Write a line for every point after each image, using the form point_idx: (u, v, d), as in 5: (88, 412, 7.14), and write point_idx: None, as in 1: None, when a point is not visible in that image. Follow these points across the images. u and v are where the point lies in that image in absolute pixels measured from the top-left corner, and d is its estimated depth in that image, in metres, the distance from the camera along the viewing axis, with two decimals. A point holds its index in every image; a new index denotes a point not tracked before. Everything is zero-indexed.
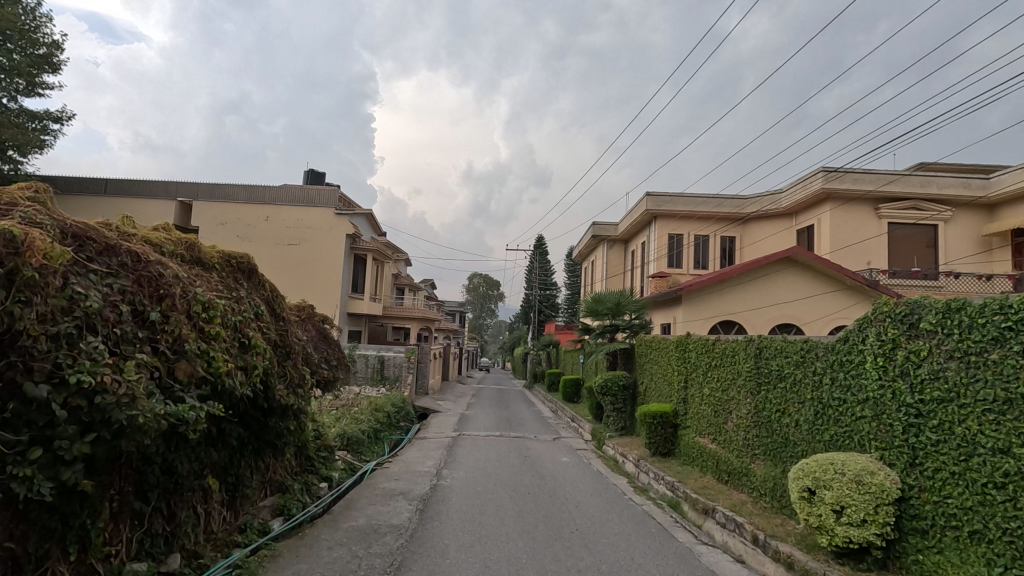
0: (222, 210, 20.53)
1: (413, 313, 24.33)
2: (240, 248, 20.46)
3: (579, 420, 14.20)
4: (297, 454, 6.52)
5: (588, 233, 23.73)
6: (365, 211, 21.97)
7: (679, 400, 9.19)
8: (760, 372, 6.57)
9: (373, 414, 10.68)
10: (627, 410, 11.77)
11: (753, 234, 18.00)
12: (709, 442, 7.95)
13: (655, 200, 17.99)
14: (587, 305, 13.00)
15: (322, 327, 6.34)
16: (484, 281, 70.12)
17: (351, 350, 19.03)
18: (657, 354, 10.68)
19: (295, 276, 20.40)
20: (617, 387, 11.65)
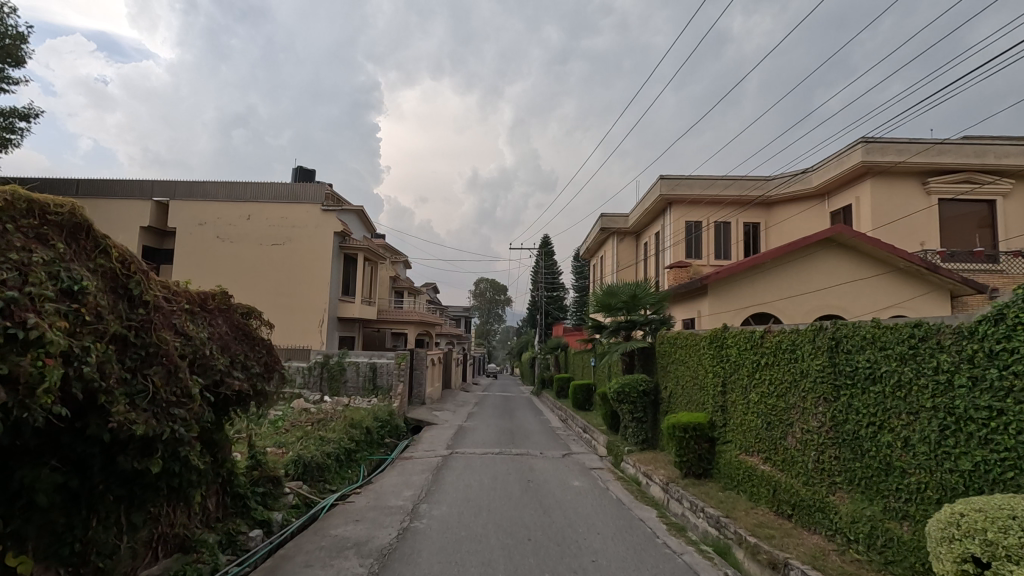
0: (201, 210, 19.09)
1: (410, 317, 22.70)
2: (220, 250, 18.96)
3: (593, 432, 12.43)
4: (219, 494, 4.88)
5: (596, 226, 22.02)
6: (356, 208, 20.41)
7: (715, 409, 7.46)
8: (837, 371, 4.86)
9: (348, 431, 9.03)
10: (648, 420, 10.04)
11: (779, 219, 16.26)
12: (760, 462, 6.22)
13: (670, 182, 16.33)
14: (597, 299, 11.30)
15: (244, 323, 4.71)
16: (490, 286, 68.31)
17: (340, 358, 17.43)
18: (683, 353, 8.96)
19: (281, 278, 18.88)
20: (636, 393, 9.93)
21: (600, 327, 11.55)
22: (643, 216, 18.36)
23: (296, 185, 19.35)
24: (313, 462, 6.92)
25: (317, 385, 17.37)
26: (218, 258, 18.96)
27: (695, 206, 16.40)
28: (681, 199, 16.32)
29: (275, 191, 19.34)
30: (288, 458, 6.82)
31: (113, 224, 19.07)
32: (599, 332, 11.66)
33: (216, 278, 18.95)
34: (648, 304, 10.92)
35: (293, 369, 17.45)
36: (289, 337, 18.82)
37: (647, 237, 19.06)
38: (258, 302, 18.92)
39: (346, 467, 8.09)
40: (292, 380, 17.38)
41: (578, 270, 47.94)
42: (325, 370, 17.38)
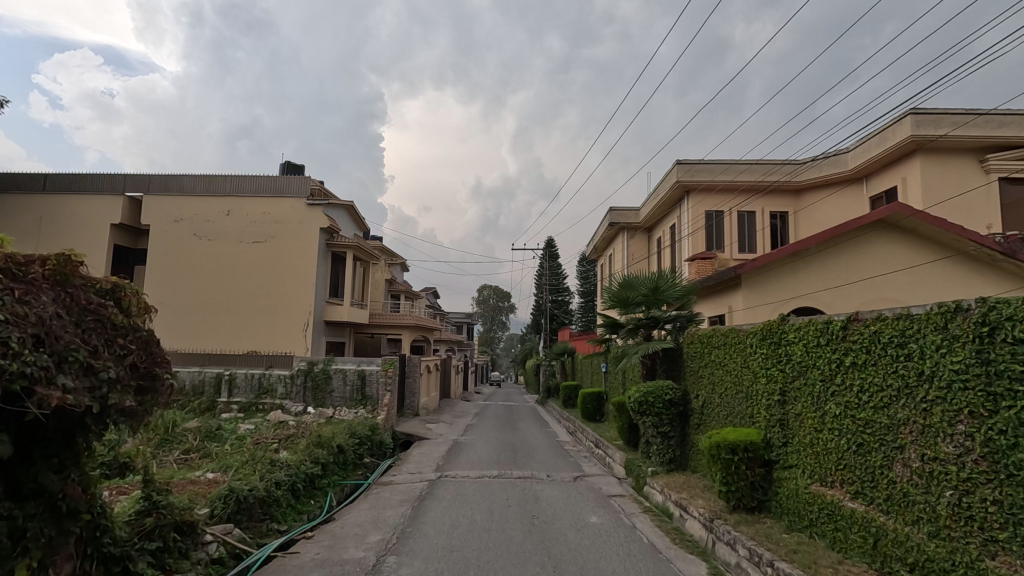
0: (176, 205, 17.62)
1: (405, 320, 21.08)
2: (197, 249, 17.46)
3: (608, 448, 10.75)
4: (75, 560, 3.21)
5: (604, 220, 20.40)
6: (346, 202, 18.91)
7: (770, 422, 5.84)
8: (994, 371, 3.24)
9: (315, 450, 7.42)
10: (676, 436, 8.38)
11: (812, 208, 14.63)
12: (846, 498, 4.58)
13: (688, 168, 14.76)
14: (611, 292, 9.68)
15: (101, 301, 3.12)
16: (494, 292, 66.72)
17: (325, 365, 15.86)
18: (721, 353, 7.34)
19: (262, 278, 17.36)
20: (662, 402, 8.31)
21: (615, 326, 9.89)
22: (657, 207, 16.78)
23: (280, 178, 17.85)
24: (252, 496, 5.27)
25: (300, 395, 15.81)
26: (194, 257, 17.46)
27: (715, 193, 14.81)
28: (700, 186, 14.74)
29: (257, 184, 17.82)
30: (217, 493, 5.18)
31: (82, 221, 17.64)
32: (613, 332, 10.00)
33: (192, 279, 17.42)
34: (672, 297, 9.27)
35: (274, 377, 15.89)
36: (271, 343, 17.24)
37: (661, 230, 17.47)
38: (236, 305, 17.34)
39: (303, 500, 6.45)
40: (272, 390, 15.82)
41: (583, 273, 46.30)
42: (309, 379, 15.84)
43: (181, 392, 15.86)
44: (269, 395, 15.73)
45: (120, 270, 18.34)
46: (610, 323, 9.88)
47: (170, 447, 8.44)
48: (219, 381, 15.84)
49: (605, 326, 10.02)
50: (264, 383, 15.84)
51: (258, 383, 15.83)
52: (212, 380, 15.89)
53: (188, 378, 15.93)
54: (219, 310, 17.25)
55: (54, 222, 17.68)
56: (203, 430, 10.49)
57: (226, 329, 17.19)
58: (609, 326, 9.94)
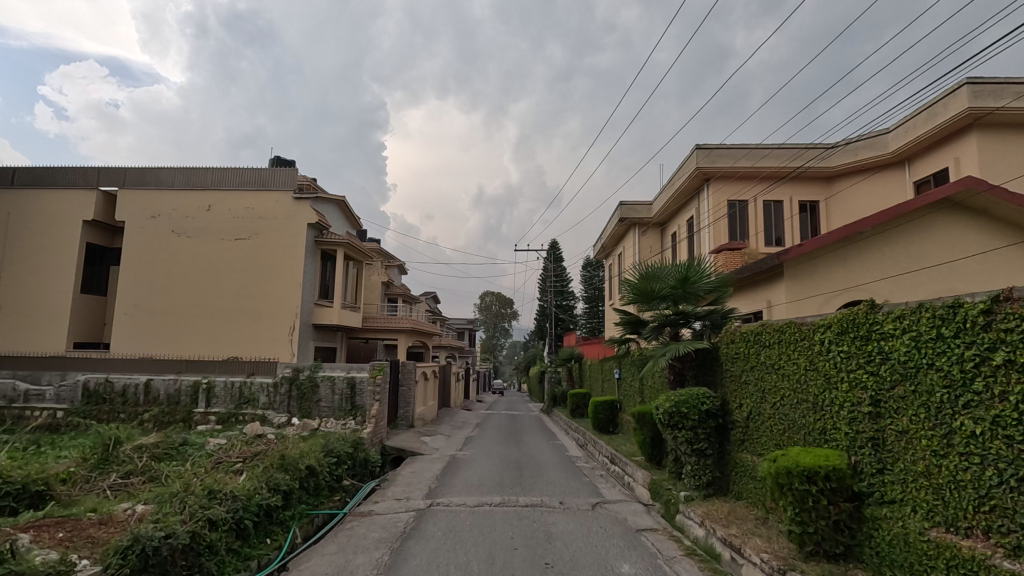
0: (155, 199, 16.38)
1: (400, 324, 19.72)
2: (176, 247, 16.17)
3: (627, 465, 9.37)
4: None
5: (614, 216, 19.06)
6: (337, 197, 17.62)
7: (857, 442, 4.45)
8: None
9: (277, 474, 6.04)
10: (714, 454, 6.97)
11: (845, 196, 13.28)
12: (999, 557, 3.19)
13: (708, 153, 13.47)
14: (631, 284, 8.32)
15: None
16: (496, 299, 65.41)
17: (312, 372, 14.54)
18: (775, 354, 5.96)
19: (245, 278, 16.05)
20: (697, 413, 6.92)
21: (636, 324, 8.50)
22: (673, 199, 15.45)
23: (265, 170, 16.54)
24: (168, 548, 3.89)
25: (284, 406, 14.50)
26: (171, 255, 16.16)
27: (739, 181, 13.52)
28: (722, 173, 13.44)
29: (240, 178, 16.53)
30: (117, 543, 3.81)
31: (51, 217, 16.39)
32: (635, 331, 8.62)
33: (169, 279, 16.08)
34: (704, 290, 7.90)
35: (256, 386, 14.58)
36: (253, 349, 15.90)
37: (677, 224, 16.14)
38: (217, 307, 15.97)
39: (254, 541, 5.08)
40: (254, 400, 14.53)
41: (587, 277, 44.93)
42: (294, 387, 14.53)
43: (155, 402, 14.60)
44: (250, 406, 14.44)
45: (94, 270, 17.13)
46: (630, 322, 8.49)
47: (109, 469, 7.08)
48: (197, 390, 14.59)
49: (623, 325, 8.65)
50: (245, 392, 14.56)
51: (238, 392, 14.57)
52: (189, 390, 14.65)
53: (162, 387, 14.68)
54: (198, 312, 15.92)
55: (21, 219, 16.43)
56: (163, 447, 9.14)
57: (205, 334, 15.85)
58: (629, 325, 8.55)
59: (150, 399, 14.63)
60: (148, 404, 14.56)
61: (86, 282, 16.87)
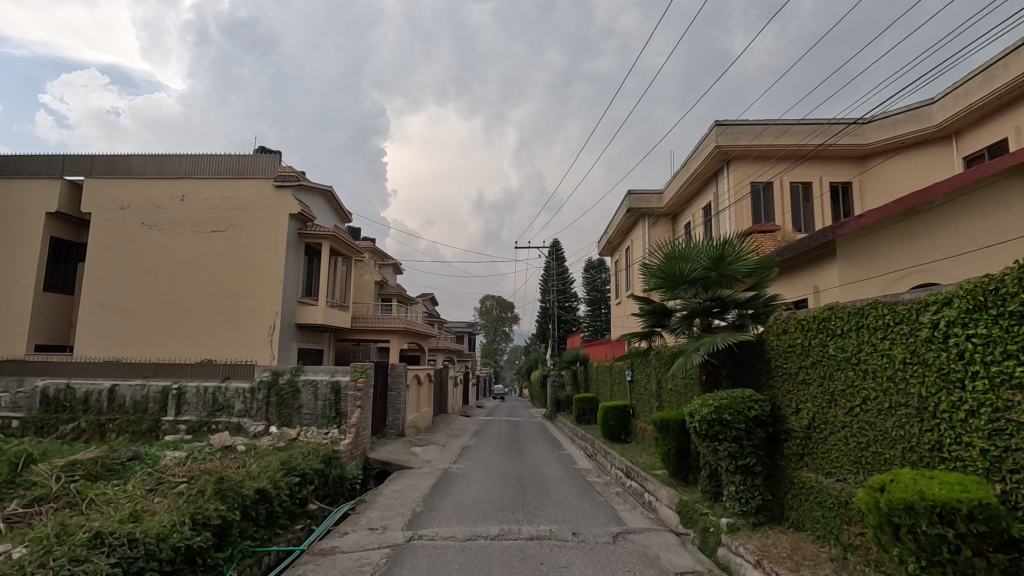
0: (124, 189, 15.07)
1: (392, 324, 18.37)
2: (146, 241, 14.84)
3: (648, 482, 8.00)
4: None
5: (622, 206, 17.71)
6: (323, 187, 16.33)
7: (1009, 466, 3.10)
8: None
9: (209, 502, 4.68)
10: (764, 471, 5.61)
11: (881, 177, 11.96)
12: None
13: (729, 130, 12.15)
14: (654, 267, 6.97)
15: None
16: (496, 302, 64.06)
17: (293, 376, 13.20)
18: (852, 345, 4.60)
19: (221, 273, 14.72)
20: (743, 421, 5.55)
21: (661, 314, 7.14)
22: (689, 184, 14.13)
23: (244, 157, 15.25)
24: None
25: (262, 413, 13.15)
26: (141, 250, 14.82)
27: (762, 162, 12.23)
28: (744, 152, 12.14)
29: (217, 165, 15.21)
30: None
31: (11, 210, 15.08)
32: (658, 323, 7.26)
33: (138, 275, 14.73)
34: (743, 273, 6.56)
35: (231, 392, 13.22)
36: (230, 350, 14.54)
37: (691, 212, 14.81)
38: (190, 306, 14.61)
39: None
40: (228, 407, 13.18)
41: (589, 279, 43.61)
42: (272, 393, 13.17)
43: (119, 410, 13.24)
44: (225, 413, 13.07)
45: (59, 268, 15.80)
46: (652, 312, 7.14)
47: (13, 496, 5.71)
48: (166, 397, 13.21)
49: (644, 316, 7.29)
50: (219, 399, 13.20)
51: (211, 398, 13.21)
52: (157, 396, 13.28)
53: (128, 393, 13.30)
54: (169, 311, 14.57)
55: None
56: (102, 464, 7.78)
57: (178, 334, 14.49)
58: (652, 316, 7.20)
59: (114, 407, 13.26)
60: (112, 412, 13.20)
61: (50, 280, 15.53)
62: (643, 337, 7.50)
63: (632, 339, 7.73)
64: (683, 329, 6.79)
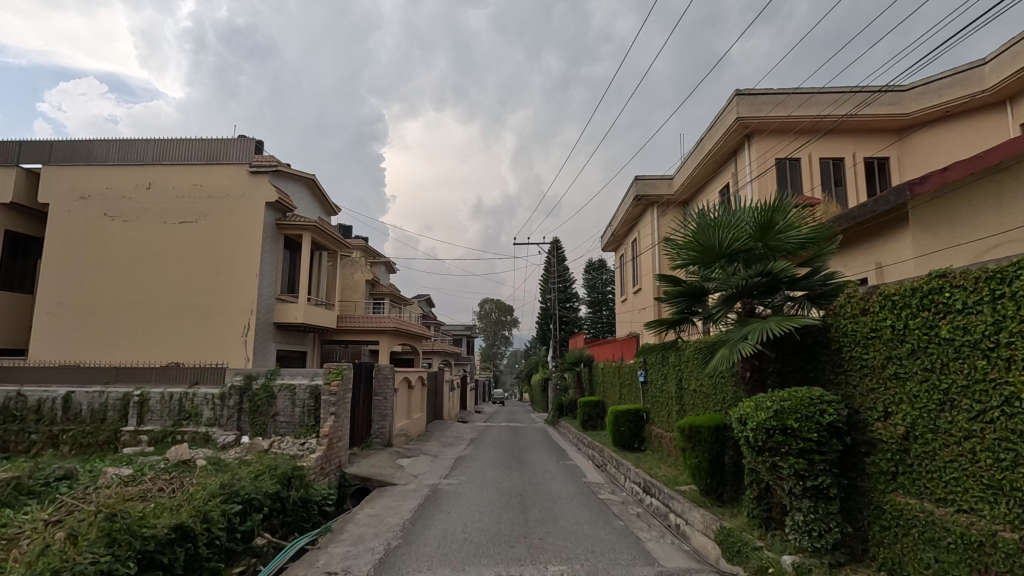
0: (84, 177, 13.76)
1: (382, 324, 17.08)
2: (109, 233, 13.53)
3: (675, 502, 6.70)
4: None
5: (628, 194, 16.38)
6: (305, 174, 15.07)
7: None
8: None
9: (85, 548, 3.35)
10: (840, 495, 4.28)
11: (923, 150, 10.68)
12: None
13: (752, 100, 10.84)
14: (686, 238, 5.62)
15: None
16: (496, 306, 62.77)
17: (268, 380, 11.90)
18: (987, 323, 3.28)
19: (191, 268, 13.40)
20: (815, 429, 4.19)
21: (693, 297, 5.78)
22: (704, 164, 12.86)
23: (217, 141, 13.98)
24: None
25: (233, 422, 11.82)
26: (103, 243, 13.51)
27: (787, 136, 11.00)
28: (768, 125, 10.88)
29: (187, 150, 13.94)
30: None
31: None
32: (691, 309, 5.90)
33: (100, 271, 13.42)
34: (794, 245, 5.21)
35: (199, 398, 11.92)
36: (201, 353, 13.20)
37: (707, 196, 13.51)
38: (156, 304, 13.27)
39: None
40: (196, 415, 11.87)
41: (590, 281, 42.42)
42: (245, 399, 11.85)
43: (75, 419, 11.91)
44: (192, 422, 11.77)
45: (16, 264, 14.48)
46: (681, 295, 5.78)
47: None
48: (127, 404, 11.90)
49: (672, 300, 5.94)
50: (185, 406, 11.90)
51: (177, 406, 11.92)
52: (118, 404, 11.96)
53: (85, 400, 11.98)
54: (134, 310, 13.23)
55: None
56: (18, 486, 6.45)
57: (143, 335, 13.15)
58: (681, 300, 5.84)
59: (69, 417, 11.93)
60: (67, 422, 11.87)
61: (5, 277, 14.20)
62: (670, 327, 6.12)
63: (655, 330, 6.36)
64: (722, 314, 5.40)
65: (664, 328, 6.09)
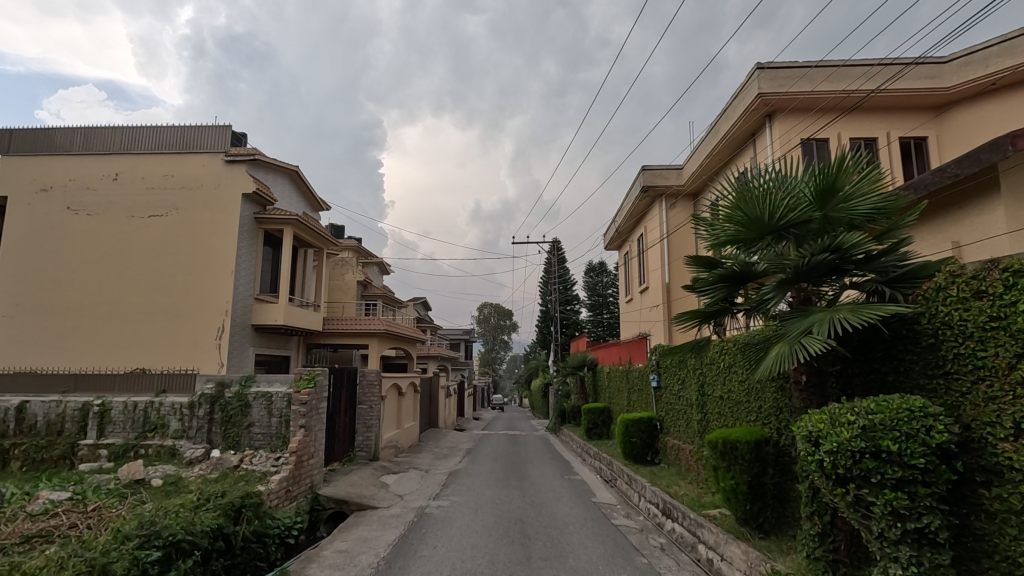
0: (46, 167, 12.67)
1: (372, 326, 15.98)
2: (72, 228, 12.41)
3: (706, 532, 5.58)
4: None
5: (634, 186, 15.32)
6: (287, 166, 14.02)
7: None
8: None
9: None
10: (953, 541, 3.17)
11: (965, 128, 9.59)
12: None
13: (774, 74, 9.78)
14: (727, 208, 4.57)
15: None
16: (494, 310, 61.63)
17: (241, 389, 10.76)
18: None
19: (160, 265, 12.28)
20: (923, 453, 3.07)
21: (735, 283, 4.69)
22: (719, 150, 11.83)
23: (191, 128, 12.98)
24: None
25: (203, 434, 10.69)
26: (65, 239, 12.39)
27: (811, 115, 9.95)
28: (792, 102, 9.85)
29: (159, 140, 12.93)
30: None
31: None
32: (731, 297, 4.79)
33: (61, 269, 12.29)
34: (863, 217, 4.16)
35: (165, 408, 10.78)
36: (171, 358, 12.06)
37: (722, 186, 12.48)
38: (122, 305, 12.14)
39: None
40: (162, 427, 10.73)
41: (590, 284, 41.48)
42: (216, 409, 10.73)
43: (29, 432, 10.79)
44: (157, 435, 10.62)
45: None
46: (720, 280, 4.70)
47: None
48: (86, 415, 10.77)
49: (707, 287, 4.83)
50: (150, 417, 10.77)
51: (141, 416, 10.78)
52: (76, 415, 10.84)
53: (40, 411, 10.87)
54: (97, 312, 12.11)
55: None
56: None
57: (107, 339, 12.02)
58: (720, 286, 4.74)
59: (23, 429, 10.81)
60: (20, 435, 10.75)
61: None
62: (704, 320, 5.01)
63: (684, 325, 5.25)
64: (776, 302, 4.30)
65: (697, 321, 4.97)
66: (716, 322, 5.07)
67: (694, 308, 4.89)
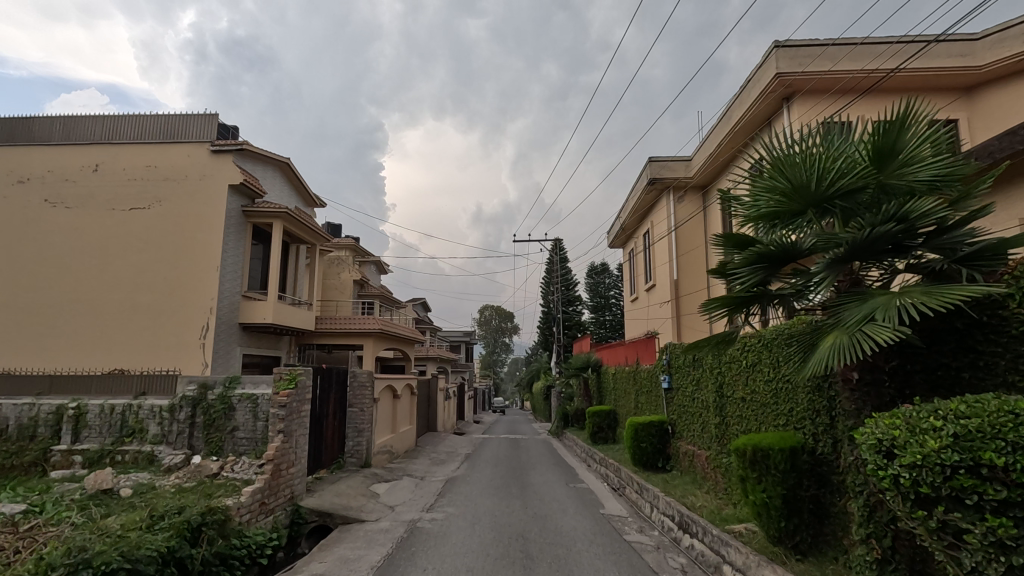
0: (23, 158, 12.04)
1: (366, 326, 15.32)
2: (49, 222, 11.77)
3: (734, 553, 4.90)
4: None
5: (641, 178, 14.68)
6: (277, 158, 13.40)
7: None
8: None
9: None
10: None
11: (999, 108, 8.91)
12: None
13: (794, 53, 9.18)
14: (765, 175, 3.90)
15: None
16: (496, 312, 61.00)
17: (225, 391, 10.09)
18: None
19: (141, 261, 11.63)
20: None
21: (776, 264, 4.02)
22: (732, 137, 11.15)
23: (175, 118, 12.43)
24: None
25: (183, 439, 10.03)
26: (42, 233, 11.75)
27: (832, 96, 9.30)
28: (813, 82, 9.19)
29: (141, 130, 12.40)
30: None
31: None
32: (770, 280, 4.13)
33: (38, 265, 11.65)
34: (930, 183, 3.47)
35: (144, 411, 10.13)
36: (152, 359, 11.41)
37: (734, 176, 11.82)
38: (101, 303, 11.48)
39: None
40: (141, 431, 10.08)
41: (592, 284, 40.84)
42: (198, 412, 10.06)
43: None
44: (135, 440, 9.97)
45: None
46: (757, 261, 4.03)
47: None
48: (60, 419, 10.13)
49: (741, 269, 4.16)
50: (128, 421, 10.12)
51: (119, 420, 10.13)
52: (49, 419, 10.20)
53: (12, 415, 10.24)
54: (75, 310, 11.46)
55: None
56: None
57: (86, 339, 11.38)
58: (757, 268, 4.07)
59: None
60: None
61: None
62: (736, 308, 4.33)
63: (711, 314, 4.57)
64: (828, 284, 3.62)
65: (727, 309, 4.29)
66: (749, 311, 4.39)
67: (724, 294, 4.22)
